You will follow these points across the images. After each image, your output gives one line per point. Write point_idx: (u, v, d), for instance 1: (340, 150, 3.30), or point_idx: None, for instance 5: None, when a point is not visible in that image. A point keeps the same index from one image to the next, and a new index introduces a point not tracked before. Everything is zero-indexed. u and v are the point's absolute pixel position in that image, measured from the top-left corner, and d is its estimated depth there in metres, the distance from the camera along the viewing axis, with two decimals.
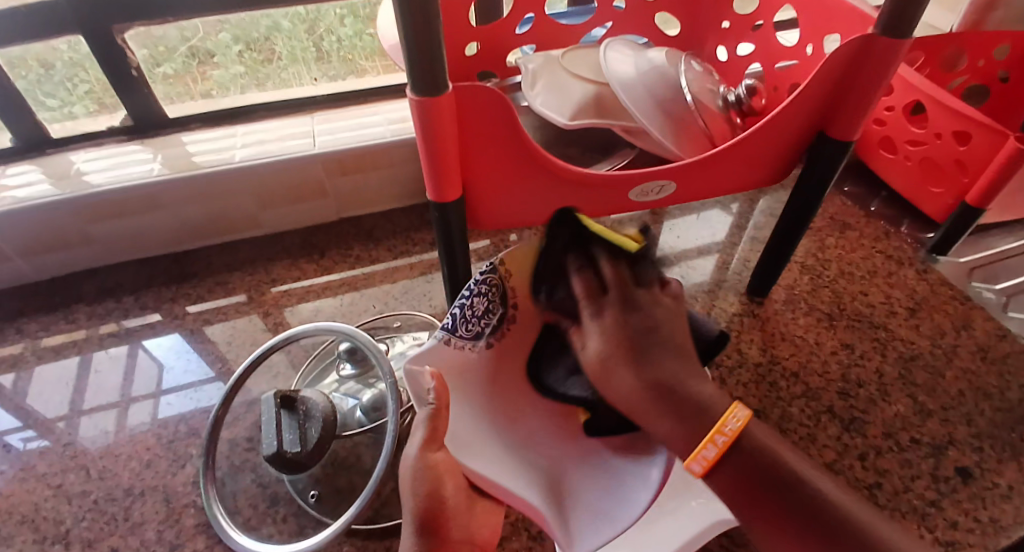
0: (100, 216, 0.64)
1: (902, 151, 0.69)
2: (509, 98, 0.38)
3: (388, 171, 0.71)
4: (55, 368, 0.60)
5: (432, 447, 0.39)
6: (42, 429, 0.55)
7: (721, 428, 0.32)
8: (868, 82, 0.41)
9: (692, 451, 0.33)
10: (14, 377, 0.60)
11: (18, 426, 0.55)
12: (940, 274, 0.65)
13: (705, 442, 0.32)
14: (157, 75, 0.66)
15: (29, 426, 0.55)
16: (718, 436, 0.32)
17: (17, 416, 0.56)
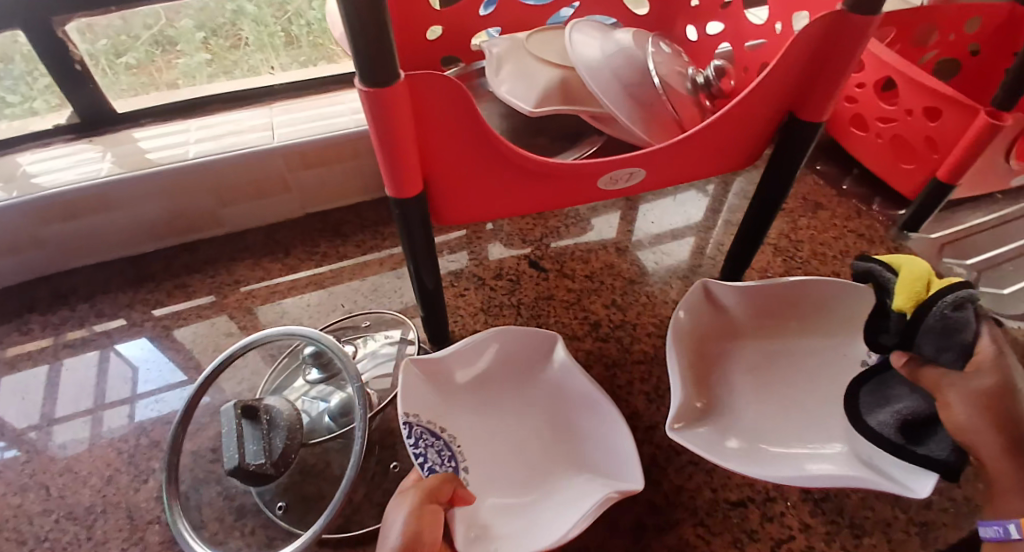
0: (50, 222, 0.61)
1: (874, 128, 0.68)
2: (464, 86, 0.36)
3: (354, 163, 0.69)
4: (13, 379, 0.58)
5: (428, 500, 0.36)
6: (8, 439, 0.53)
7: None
8: (839, 61, 0.40)
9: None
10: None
11: None
12: (912, 252, 0.65)
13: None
14: (120, 65, 0.65)
15: None
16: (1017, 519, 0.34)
17: None
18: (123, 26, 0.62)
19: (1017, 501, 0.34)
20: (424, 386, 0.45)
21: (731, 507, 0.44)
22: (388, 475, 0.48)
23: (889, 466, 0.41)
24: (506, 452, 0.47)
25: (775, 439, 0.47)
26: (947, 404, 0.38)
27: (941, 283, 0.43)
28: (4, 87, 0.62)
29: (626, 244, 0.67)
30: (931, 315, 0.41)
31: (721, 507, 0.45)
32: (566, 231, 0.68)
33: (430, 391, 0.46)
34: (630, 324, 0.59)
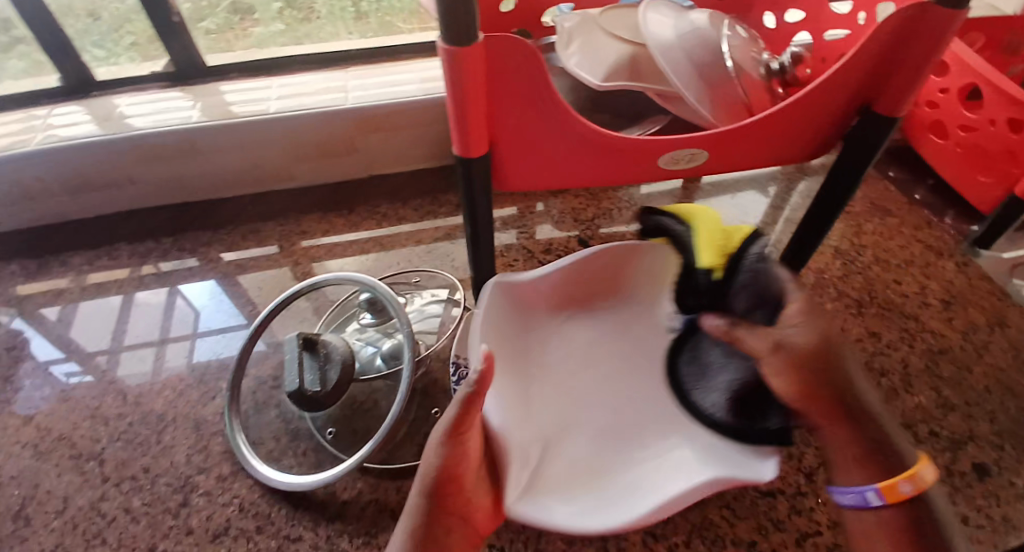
0: (141, 160, 0.67)
1: (953, 136, 0.66)
2: (540, 54, 0.38)
3: (419, 131, 0.72)
4: (91, 305, 0.63)
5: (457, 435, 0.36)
6: (81, 360, 0.58)
7: (914, 478, 0.35)
8: (917, 55, 0.39)
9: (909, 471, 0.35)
10: (59, 311, 0.63)
11: (61, 357, 0.59)
12: (980, 268, 0.63)
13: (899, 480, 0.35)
14: (199, 30, 0.69)
15: (70, 357, 0.59)
16: (907, 484, 0.34)
17: (55, 348, 0.59)
18: None
19: (857, 471, 0.37)
20: (508, 306, 0.50)
21: (759, 494, 0.45)
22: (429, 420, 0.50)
23: (730, 451, 0.40)
24: (555, 396, 0.48)
25: (609, 468, 0.43)
26: (773, 369, 0.39)
27: (737, 235, 0.45)
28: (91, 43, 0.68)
29: None
30: (744, 264, 0.43)
31: (750, 493, 0.45)
32: (620, 215, 0.69)
33: (511, 311, 0.50)
34: None
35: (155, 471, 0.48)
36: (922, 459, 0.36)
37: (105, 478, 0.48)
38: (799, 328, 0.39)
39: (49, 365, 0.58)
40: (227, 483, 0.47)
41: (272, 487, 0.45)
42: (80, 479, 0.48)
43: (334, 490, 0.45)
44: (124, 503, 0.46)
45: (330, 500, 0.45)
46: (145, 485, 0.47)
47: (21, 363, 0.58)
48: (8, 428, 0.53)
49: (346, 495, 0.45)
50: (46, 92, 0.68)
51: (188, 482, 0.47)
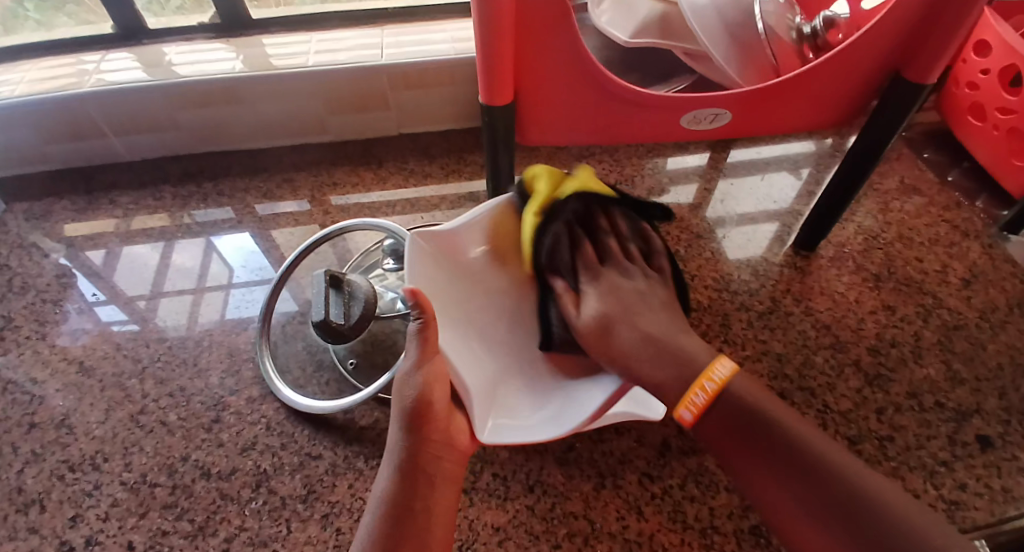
0: (186, 107, 0.70)
1: (992, 119, 0.63)
2: (568, 6, 0.39)
3: (449, 91, 0.73)
4: (133, 249, 0.67)
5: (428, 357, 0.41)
6: (122, 305, 0.61)
7: (710, 376, 0.38)
8: (950, 20, 0.39)
9: (683, 398, 0.38)
10: (104, 253, 0.66)
11: (102, 298, 0.62)
12: (1006, 251, 0.62)
13: (694, 388, 0.38)
14: None
15: (112, 300, 0.62)
16: (706, 384, 0.38)
17: (100, 288, 0.63)
18: None
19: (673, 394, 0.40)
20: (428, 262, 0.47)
21: None
22: None
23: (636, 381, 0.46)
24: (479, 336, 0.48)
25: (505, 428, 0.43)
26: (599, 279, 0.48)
27: None
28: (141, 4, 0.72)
29: (701, 205, 0.67)
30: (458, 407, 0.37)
31: None
32: (642, 182, 0.70)
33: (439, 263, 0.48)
34: (689, 274, 0.60)
35: (191, 390, 0.52)
36: (718, 358, 0.39)
37: (146, 393, 0.52)
38: (607, 270, 0.49)
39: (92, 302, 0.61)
40: (255, 404, 0.51)
41: (295, 410, 0.49)
42: (123, 394, 0.52)
43: (354, 417, 0.49)
44: (162, 417, 0.51)
45: (349, 425, 0.48)
46: (181, 403, 0.51)
47: (72, 291, 0.63)
48: (62, 347, 0.57)
49: (365, 422, 0.48)
50: (100, 39, 0.71)
51: (219, 402, 0.51)
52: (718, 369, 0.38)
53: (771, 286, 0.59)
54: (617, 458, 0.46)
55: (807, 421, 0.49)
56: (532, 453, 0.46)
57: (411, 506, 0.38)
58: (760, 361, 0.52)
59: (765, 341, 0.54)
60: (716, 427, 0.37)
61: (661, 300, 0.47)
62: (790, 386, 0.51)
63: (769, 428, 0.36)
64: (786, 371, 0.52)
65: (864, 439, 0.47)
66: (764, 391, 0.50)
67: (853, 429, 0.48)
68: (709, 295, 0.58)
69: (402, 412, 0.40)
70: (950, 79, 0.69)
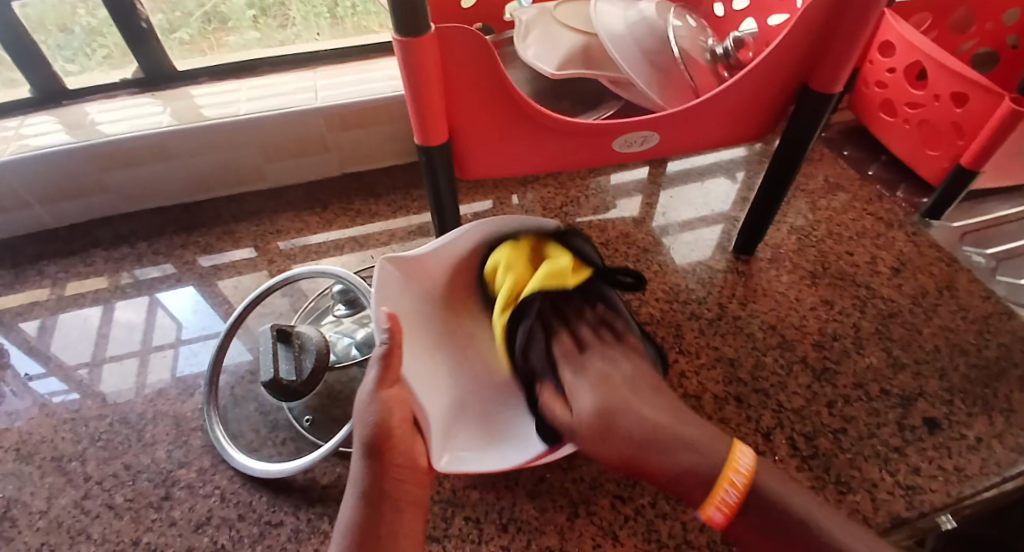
0: (113, 167, 0.67)
1: (902, 114, 0.68)
2: (492, 45, 0.39)
3: (388, 128, 0.73)
4: (67, 319, 0.63)
5: (386, 384, 0.39)
6: (64, 377, 0.57)
7: (737, 469, 0.36)
8: (846, 33, 0.42)
9: (710, 499, 0.36)
10: (38, 325, 0.63)
11: (42, 372, 0.58)
12: (930, 238, 0.65)
13: (722, 486, 0.36)
14: (174, 40, 0.70)
15: (56, 373, 0.58)
16: (735, 477, 0.36)
17: (37, 361, 0.59)
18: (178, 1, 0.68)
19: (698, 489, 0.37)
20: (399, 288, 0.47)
21: None
22: None
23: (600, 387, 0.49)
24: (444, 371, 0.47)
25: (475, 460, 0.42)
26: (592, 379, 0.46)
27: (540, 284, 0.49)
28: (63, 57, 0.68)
29: (647, 220, 0.68)
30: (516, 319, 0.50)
31: None
32: (586, 202, 0.71)
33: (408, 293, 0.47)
34: (640, 290, 0.61)
35: (137, 468, 0.49)
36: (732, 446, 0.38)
37: (87, 476, 0.49)
38: (591, 356, 0.49)
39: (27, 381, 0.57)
40: (207, 475, 0.48)
41: (251, 476, 0.47)
42: (63, 480, 0.49)
43: (314, 476, 0.47)
44: (108, 500, 0.47)
45: (310, 485, 0.46)
46: (127, 482, 0.48)
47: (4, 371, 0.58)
48: None
49: (326, 480, 0.47)
50: (17, 103, 0.68)
51: (169, 477, 0.48)
52: (740, 463, 0.36)
53: (716, 292, 0.60)
54: (587, 485, 0.46)
55: (764, 422, 0.50)
56: (501, 492, 0.46)
57: (375, 532, 0.35)
58: (713, 368, 0.53)
59: (717, 348, 0.55)
60: (745, 529, 0.36)
61: (650, 383, 0.45)
62: (745, 390, 0.52)
63: (799, 528, 0.35)
64: (739, 375, 0.53)
65: (819, 434, 0.49)
66: (721, 397, 0.51)
67: (808, 426, 0.49)
68: (660, 307, 0.59)
69: (361, 444, 0.37)
70: (859, 80, 0.73)
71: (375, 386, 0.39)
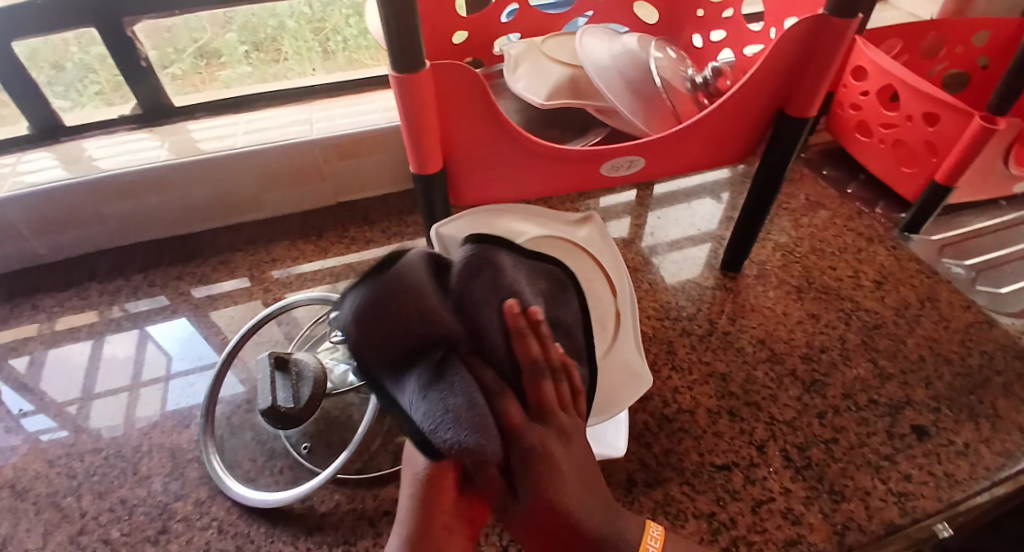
0: (111, 201, 0.68)
1: (877, 134, 0.70)
2: (483, 80, 0.41)
3: (382, 156, 0.75)
4: (58, 353, 0.63)
5: None
6: (52, 414, 0.57)
7: None
8: (819, 59, 0.44)
9: None
10: (28, 360, 0.62)
11: (28, 410, 0.58)
12: (910, 252, 0.67)
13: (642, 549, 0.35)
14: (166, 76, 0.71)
15: (42, 409, 0.57)
16: None
17: (27, 398, 0.59)
18: (171, 37, 0.69)
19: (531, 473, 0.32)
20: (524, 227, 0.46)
21: (716, 470, 0.48)
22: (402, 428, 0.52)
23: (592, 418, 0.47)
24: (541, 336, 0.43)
25: None
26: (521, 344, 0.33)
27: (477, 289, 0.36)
28: (56, 93, 0.69)
29: (637, 241, 0.70)
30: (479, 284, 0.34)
31: (707, 469, 0.48)
32: None
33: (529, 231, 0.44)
34: None
35: (133, 501, 0.49)
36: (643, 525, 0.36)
37: (82, 511, 0.49)
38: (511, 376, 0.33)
39: (17, 415, 0.57)
40: (205, 506, 0.48)
41: (249, 507, 0.46)
42: (59, 515, 0.48)
43: (312, 504, 0.47)
44: (104, 534, 0.47)
45: (308, 513, 0.46)
46: (123, 516, 0.48)
47: None
48: None
49: (325, 507, 0.47)
50: (12, 140, 0.69)
51: (166, 509, 0.48)
52: (649, 542, 0.34)
53: (705, 309, 0.61)
54: None
55: (758, 435, 0.50)
56: (500, 513, 0.46)
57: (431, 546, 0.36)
58: (707, 383, 0.54)
59: (709, 363, 0.56)
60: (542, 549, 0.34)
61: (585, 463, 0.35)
62: (737, 403, 0.53)
63: None
64: (732, 389, 0.54)
65: (811, 445, 0.49)
66: (715, 410, 0.52)
67: (800, 437, 0.50)
68: (652, 326, 0.60)
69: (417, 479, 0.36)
70: (835, 103, 0.76)
71: None
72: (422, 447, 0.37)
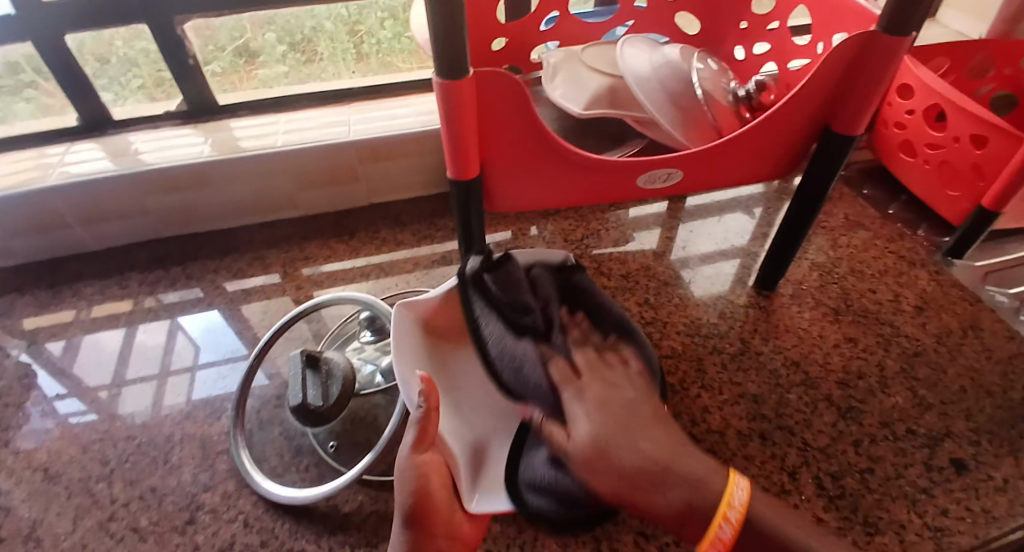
0: (153, 194, 0.70)
1: (922, 155, 0.68)
2: (525, 87, 0.41)
3: (416, 160, 0.75)
4: (95, 340, 0.64)
5: (420, 448, 0.39)
6: (86, 399, 0.58)
7: (732, 503, 0.34)
8: (868, 76, 0.43)
9: (707, 535, 0.34)
10: (64, 344, 0.64)
11: (63, 393, 0.59)
12: (953, 277, 0.65)
13: (718, 522, 0.34)
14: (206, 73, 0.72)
15: (77, 393, 0.59)
16: (730, 511, 0.34)
17: (64, 381, 0.60)
18: (213, 36, 0.70)
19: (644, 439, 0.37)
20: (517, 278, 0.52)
21: None
22: None
23: None
24: None
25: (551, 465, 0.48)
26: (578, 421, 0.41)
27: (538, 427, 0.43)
28: (100, 85, 0.71)
29: (668, 254, 0.69)
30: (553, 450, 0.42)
31: None
32: (607, 235, 0.72)
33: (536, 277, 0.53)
34: (662, 322, 0.61)
35: (162, 490, 0.50)
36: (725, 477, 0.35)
37: (114, 497, 0.50)
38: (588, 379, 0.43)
39: (54, 398, 0.59)
40: (231, 499, 0.49)
41: (274, 502, 0.47)
42: (91, 500, 0.50)
43: (337, 503, 0.47)
44: (133, 521, 0.48)
45: (333, 512, 0.47)
46: (153, 504, 0.49)
47: (34, 390, 0.60)
48: (21, 453, 0.54)
49: (349, 507, 0.47)
50: (62, 132, 0.71)
51: (194, 500, 0.49)
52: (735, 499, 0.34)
53: (738, 326, 0.60)
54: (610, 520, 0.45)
55: (789, 460, 0.49)
56: (523, 524, 0.45)
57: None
58: (737, 404, 0.53)
59: (740, 383, 0.55)
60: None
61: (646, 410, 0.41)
62: (768, 426, 0.51)
63: None
64: (763, 411, 0.53)
65: (846, 474, 0.48)
66: (745, 433, 0.51)
67: (834, 465, 0.49)
68: (681, 341, 0.59)
69: (402, 513, 0.37)
70: (878, 120, 0.74)
71: (409, 450, 0.39)
72: (404, 448, 0.40)
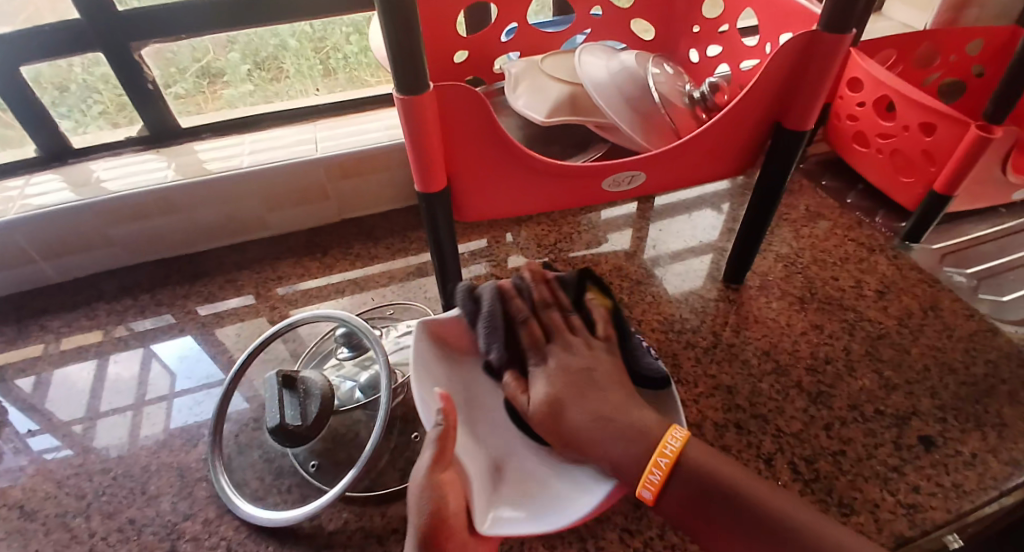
0: (119, 221, 0.69)
1: (874, 145, 0.71)
2: (486, 98, 0.42)
3: (385, 174, 0.76)
4: (65, 373, 0.63)
5: (439, 466, 0.38)
6: (58, 434, 0.57)
7: (663, 451, 0.37)
8: (816, 73, 0.45)
9: (641, 478, 0.37)
10: (33, 380, 0.63)
11: (34, 429, 0.58)
12: (912, 260, 0.68)
13: (651, 467, 0.37)
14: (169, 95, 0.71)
15: (48, 429, 0.58)
16: (661, 458, 0.37)
17: (34, 417, 0.59)
18: (175, 58, 0.69)
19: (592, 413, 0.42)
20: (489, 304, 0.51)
21: None
22: (410, 445, 0.52)
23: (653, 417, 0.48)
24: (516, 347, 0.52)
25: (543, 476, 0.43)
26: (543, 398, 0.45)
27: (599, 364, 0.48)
28: (60, 114, 0.69)
29: (640, 254, 0.70)
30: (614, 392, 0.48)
31: None
32: (579, 238, 0.73)
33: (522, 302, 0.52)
34: (635, 321, 0.62)
35: (142, 521, 0.49)
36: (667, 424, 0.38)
37: (92, 531, 0.49)
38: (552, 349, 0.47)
39: (24, 435, 0.57)
40: (213, 525, 0.48)
41: (256, 526, 0.47)
42: (69, 536, 0.48)
43: (321, 522, 0.47)
44: None
45: (317, 531, 0.47)
46: (132, 536, 0.48)
47: (4, 428, 0.58)
48: None
49: (333, 525, 0.47)
50: (21, 163, 0.70)
51: (174, 529, 0.48)
52: (669, 443, 0.37)
53: (709, 321, 0.62)
54: (594, 518, 0.46)
55: (765, 448, 0.50)
56: None
57: None
58: (712, 396, 0.54)
59: (714, 376, 0.56)
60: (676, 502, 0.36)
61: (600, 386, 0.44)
62: (743, 416, 0.53)
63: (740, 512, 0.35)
64: (737, 402, 0.54)
65: (819, 457, 0.49)
66: (721, 424, 0.52)
67: (808, 450, 0.50)
68: (656, 338, 0.60)
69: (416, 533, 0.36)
70: (832, 114, 0.77)
71: (431, 464, 0.38)
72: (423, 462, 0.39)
